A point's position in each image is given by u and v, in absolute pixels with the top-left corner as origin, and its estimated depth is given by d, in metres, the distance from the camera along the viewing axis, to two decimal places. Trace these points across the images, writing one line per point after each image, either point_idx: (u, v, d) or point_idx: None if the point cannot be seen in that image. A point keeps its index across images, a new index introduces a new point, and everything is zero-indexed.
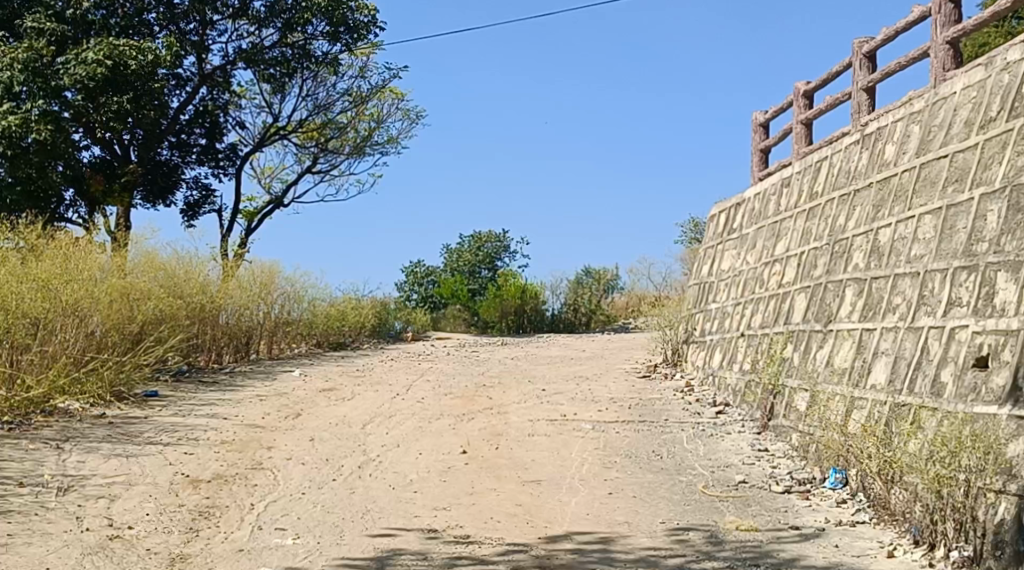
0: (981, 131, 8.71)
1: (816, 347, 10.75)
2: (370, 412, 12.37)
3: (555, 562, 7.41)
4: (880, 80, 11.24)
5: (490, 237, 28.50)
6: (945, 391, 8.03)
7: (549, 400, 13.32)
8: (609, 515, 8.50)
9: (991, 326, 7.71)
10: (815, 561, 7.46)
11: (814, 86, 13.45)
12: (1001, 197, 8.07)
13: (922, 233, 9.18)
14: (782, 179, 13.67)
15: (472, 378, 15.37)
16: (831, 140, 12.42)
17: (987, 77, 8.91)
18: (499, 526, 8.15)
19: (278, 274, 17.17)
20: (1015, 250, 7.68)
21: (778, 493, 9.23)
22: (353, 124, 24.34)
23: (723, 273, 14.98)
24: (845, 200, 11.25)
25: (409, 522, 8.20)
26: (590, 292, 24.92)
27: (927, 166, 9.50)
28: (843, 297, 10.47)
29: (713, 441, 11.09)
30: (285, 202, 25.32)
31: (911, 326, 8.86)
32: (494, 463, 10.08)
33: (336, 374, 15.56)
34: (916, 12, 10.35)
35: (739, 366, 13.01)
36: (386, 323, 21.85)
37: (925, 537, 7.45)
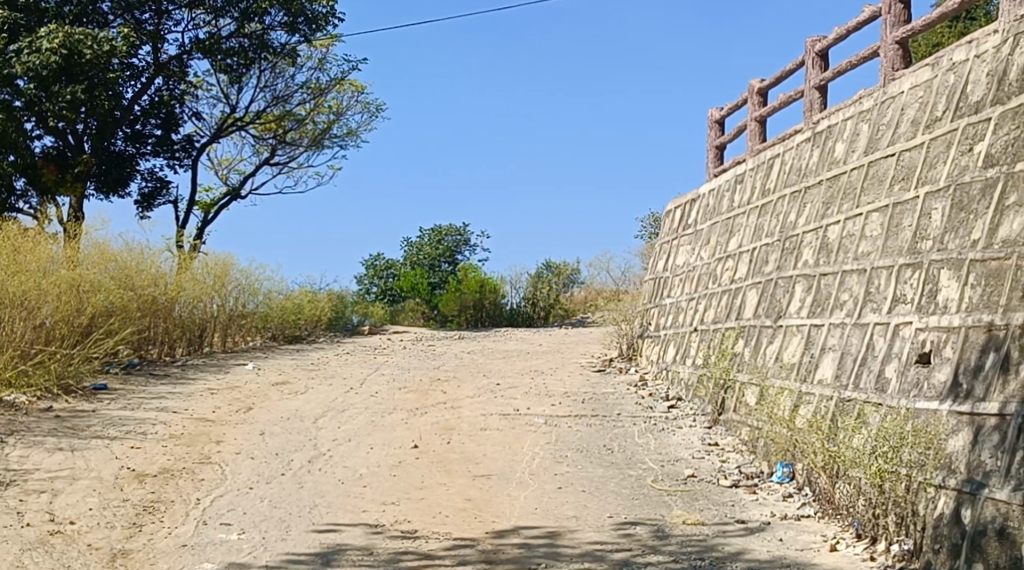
0: (927, 130, 8.83)
1: (766, 342, 10.88)
2: (324, 406, 12.37)
3: (502, 557, 7.45)
4: (832, 78, 11.36)
5: (451, 230, 28.59)
6: (889, 387, 8.14)
7: (503, 394, 13.37)
8: (557, 510, 8.56)
9: (934, 323, 7.81)
10: (759, 555, 7.56)
11: (769, 83, 13.56)
12: (945, 197, 8.19)
13: (870, 231, 9.30)
14: (735, 176, 13.79)
15: (427, 372, 15.38)
16: (784, 137, 12.55)
17: (934, 77, 9.03)
18: (448, 520, 8.19)
19: (232, 266, 17.06)
20: (957, 248, 7.80)
21: (725, 487, 9.34)
22: (311, 117, 24.26)
23: (678, 268, 15.09)
24: (796, 197, 11.38)
25: (356, 517, 8.20)
26: (549, 286, 25.02)
27: (874, 164, 9.62)
28: (793, 293, 10.59)
29: (664, 435, 11.20)
30: (242, 194, 25.12)
31: (858, 321, 8.97)
32: (445, 457, 10.12)
33: (291, 368, 15.48)
34: (867, 12, 10.48)
35: (691, 360, 13.14)
36: (343, 317, 21.70)
37: (867, 531, 7.55)
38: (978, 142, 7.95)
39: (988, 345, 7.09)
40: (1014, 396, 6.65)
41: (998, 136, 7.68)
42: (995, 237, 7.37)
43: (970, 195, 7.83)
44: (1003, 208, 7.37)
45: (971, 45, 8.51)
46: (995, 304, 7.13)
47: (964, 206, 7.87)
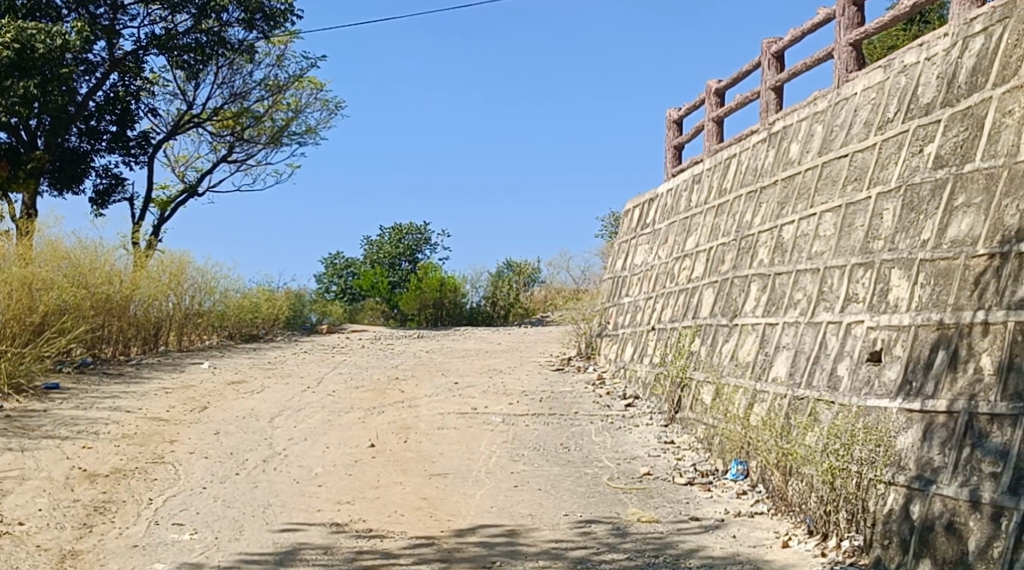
0: (879, 132, 8.93)
1: (722, 341, 10.96)
2: (280, 405, 12.32)
3: (459, 555, 7.46)
4: (787, 79, 11.47)
5: (411, 229, 28.56)
6: (841, 384, 8.23)
7: (461, 393, 13.38)
8: (513, 508, 8.58)
9: (884, 322, 7.90)
10: (713, 551, 7.62)
11: (726, 84, 13.66)
12: (896, 197, 8.29)
13: (823, 230, 9.40)
14: (692, 176, 13.88)
15: (385, 371, 15.35)
16: (740, 138, 12.65)
17: (886, 79, 9.14)
18: (403, 520, 8.18)
19: (188, 264, 16.92)
20: (907, 248, 7.89)
21: (680, 485, 9.40)
22: (269, 114, 24.14)
23: (636, 267, 15.17)
24: (751, 197, 11.47)
25: (311, 517, 8.18)
26: (509, 285, 25.01)
27: (828, 165, 9.72)
28: (748, 292, 10.68)
29: (621, 433, 11.25)
30: (199, 191, 24.92)
31: (811, 320, 9.07)
32: (402, 455, 10.11)
33: (248, 367, 15.39)
34: (822, 14, 10.59)
35: (649, 359, 13.21)
36: (300, 315, 21.57)
37: (818, 527, 7.63)
38: (928, 144, 8.06)
39: (937, 343, 7.17)
40: (962, 394, 6.74)
41: (947, 138, 7.79)
42: (944, 238, 7.47)
43: (920, 195, 7.93)
44: (951, 209, 7.47)
45: (923, 47, 8.61)
46: (944, 303, 7.21)
47: (915, 206, 7.96)
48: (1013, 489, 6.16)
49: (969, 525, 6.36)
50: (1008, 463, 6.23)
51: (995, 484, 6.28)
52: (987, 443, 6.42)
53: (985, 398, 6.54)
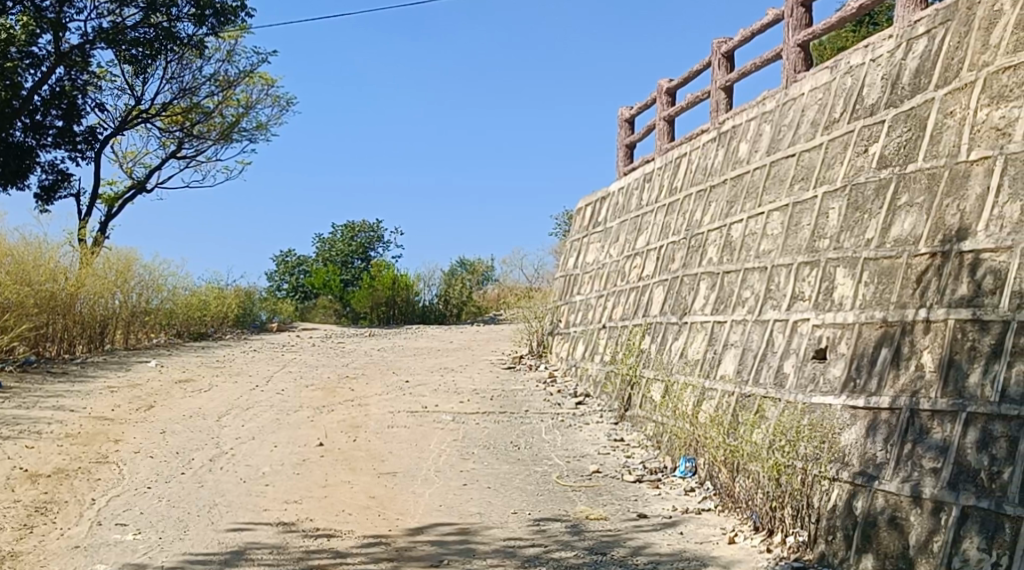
0: (825, 132, 9.03)
1: (672, 339, 11.02)
2: (227, 404, 12.22)
3: (408, 554, 7.44)
4: (737, 79, 11.56)
5: (364, 227, 28.47)
6: (786, 382, 8.30)
7: (412, 391, 13.34)
8: (462, 506, 8.58)
9: (829, 320, 7.98)
10: (660, 548, 7.66)
11: (677, 83, 13.75)
12: (841, 197, 8.38)
13: (771, 229, 9.48)
14: (643, 175, 13.95)
15: (336, 369, 15.28)
16: (690, 137, 12.73)
17: (833, 79, 9.23)
18: (351, 519, 8.14)
19: (135, 261, 16.72)
20: (852, 247, 7.97)
21: (629, 482, 9.44)
22: (220, 110, 23.94)
23: (588, 265, 15.22)
24: (701, 196, 11.55)
25: (258, 516, 8.12)
26: (462, 284, 24.92)
27: (776, 164, 9.81)
28: (697, 291, 10.75)
29: (571, 431, 11.28)
30: (147, 188, 24.65)
31: (758, 318, 9.15)
32: (351, 454, 10.06)
33: (195, 365, 15.25)
34: (771, 15, 10.68)
35: (599, 357, 13.26)
36: (250, 313, 21.37)
37: (764, 523, 7.69)
38: (872, 144, 8.15)
39: (881, 341, 7.25)
40: (904, 391, 6.81)
41: (892, 138, 7.89)
42: (888, 237, 7.55)
43: (865, 195, 8.02)
44: (895, 208, 7.56)
45: (868, 49, 8.71)
46: (887, 301, 7.30)
47: (860, 205, 8.05)
48: (953, 485, 6.24)
49: (910, 520, 6.44)
50: (948, 458, 6.32)
51: (935, 480, 6.36)
52: (928, 439, 6.50)
53: (926, 394, 6.63)
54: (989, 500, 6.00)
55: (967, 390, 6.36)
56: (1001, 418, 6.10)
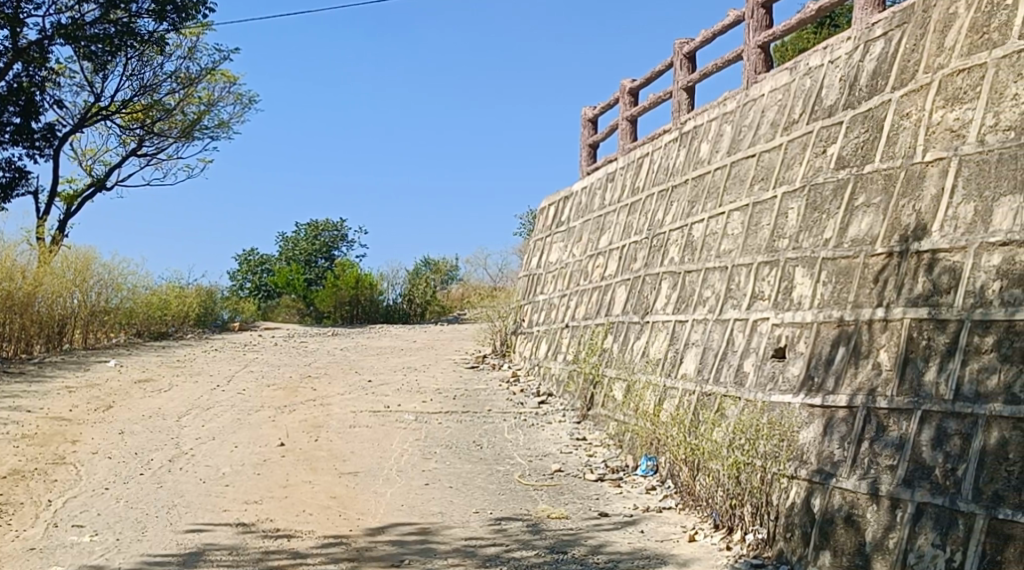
0: (785, 133, 9.10)
1: (633, 338, 11.06)
2: (187, 404, 12.13)
3: (368, 554, 7.43)
4: (699, 79, 11.62)
5: (327, 226, 28.44)
6: (746, 380, 8.35)
7: (375, 391, 13.31)
8: (423, 506, 8.58)
9: (788, 319, 8.04)
10: (620, 547, 7.70)
11: (639, 83, 13.80)
12: (800, 197, 8.45)
13: (731, 229, 9.54)
14: (606, 174, 13.99)
15: (298, 369, 15.22)
16: (652, 138, 12.78)
17: (792, 81, 9.30)
18: (311, 519, 8.11)
19: (94, 259, 16.54)
20: (811, 247, 8.04)
21: (591, 481, 9.47)
22: (181, 107, 23.77)
23: (551, 264, 15.25)
24: (663, 196, 11.61)
25: (217, 517, 8.08)
26: (426, 283, 24.75)
27: (736, 164, 9.88)
28: (659, 290, 10.80)
29: (533, 430, 11.31)
30: (107, 186, 24.42)
31: (719, 318, 9.21)
32: (312, 454, 10.03)
33: (155, 365, 15.16)
34: (732, 16, 10.74)
35: (562, 356, 13.29)
36: (212, 312, 21.19)
37: (724, 521, 7.75)
38: (831, 145, 8.23)
39: (838, 340, 7.31)
40: (862, 389, 6.88)
41: (849, 139, 7.96)
42: (845, 237, 7.62)
43: (823, 195, 8.09)
44: (853, 208, 7.63)
45: (827, 50, 8.79)
46: (844, 300, 7.36)
47: (818, 206, 8.13)
48: (908, 481, 6.31)
49: (867, 517, 6.50)
50: (904, 456, 6.38)
51: (892, 477, 6.42)
52: (885, 437, 6.56)
53: (883, 392, 6.70)
54: (943, 496, 6.06)
55: (923, 388, 6.42)
56: (956, 416, 6.16)
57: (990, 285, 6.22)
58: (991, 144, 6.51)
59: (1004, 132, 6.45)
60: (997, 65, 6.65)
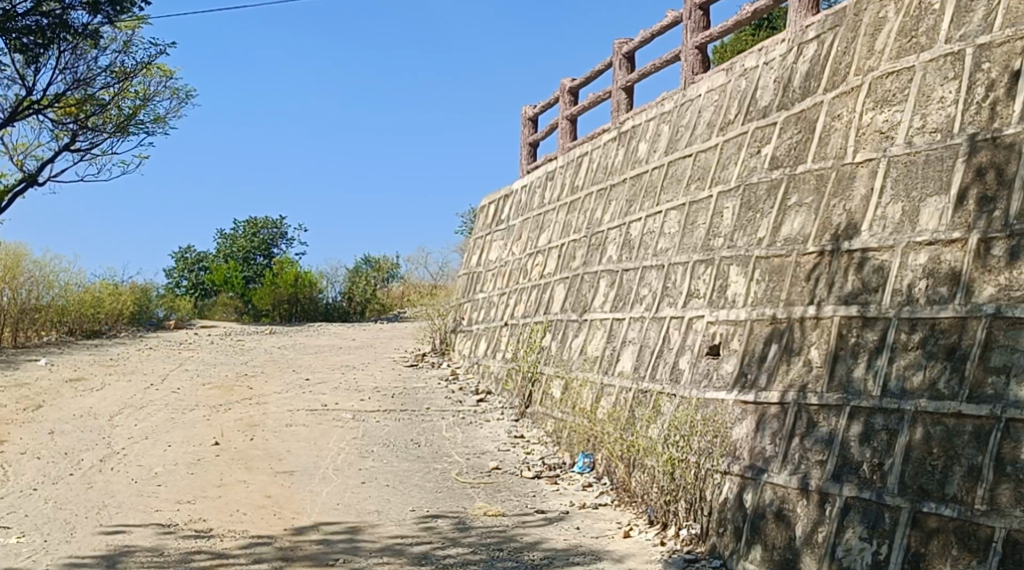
0: (720, 133, 9.19)
1: (572, 336, 11.10)
2: (119, 403, 11.93)
3: (297, 554, 7.39)
4: (638, 79, 11.69)
5: (266, 223, 28.26)
6: (681, 377, 8.42)
7: (312, 390, 13.19)
8: (360, 505, 8.55)
9: (723, 317, 8.12)
10: (555, 543, 7.72)
11: (579, 83, 13.86)
12: (734, 196, 8.54)
13: (668, 228, 9.62)
14: (546, 173, 14.02)
15: (234, 368, 15.05)
16: (592, 137, 12.84)
17: (728, 82, 9.39)
18: (244, 519, 8.05)
19: (25, 256, 16.48)
20: (744, 246, 8.13)
21: (527, 478, 9.50)
22: (115, 101, 23.42)
23: (491, 263, 15.26)
24: (602, 195, 11.66)
25: (148, 517, 7.99)
26: (366, 281, 24.81)
27: (673, 164, 9.96)
28: (597, 288, 10.85)
29: (472, 428, 11.30)
30: (39, 181, 23.98)
31: (655, 315, 9.27)
32: (247, 454, 9.94)
33: (87, 364, 14.91)
34: (670, 17, 10.82)
35: (501, 354, 13.30)
36: (146, 311, 20.84)
37: (658, 517, 7.83)
38: (764, 145, 8.33)
39: (771, 337, 7.40)
40: (793, 385, 6.97)
41: (783, 139, 8.06)
42: (778, 235, 7.72)
43: (757, 195, 8.18)
44: (786, 208, 7.73)
45: (762, 52, 8.90)
46: (777, 298, 7.45)
47: (752, 205, 8.22)
48: (838, 476, 6.40)
49: (797, 511, 6.59)
50: (833, 451, 6.48)
51: (821, 472, 6.51)
52: (815, 432, 6.66)
53: (814, 389, 6.79)
54: (870, 491, 6.16)
55: (852, 384, 6.52)
56: (883, 411, 6.26)
57: (917, 284, 6.33)
58: (919, 145, 6.63)
59: (931, 133, 6.57)
60: (925, 68, 6.77)
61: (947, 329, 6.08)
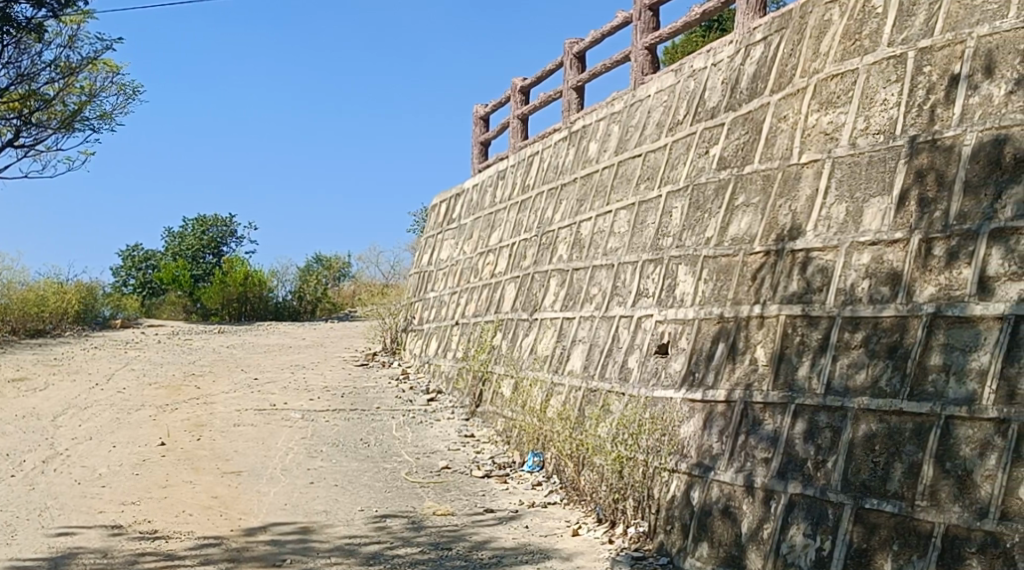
0: (669, 133, 9.25)
1: (522, 335, 11.13)
2: (63, 404, 11.79)
3: (246, 555, 7.34)
4: (588, 79, 11.74)
5: (216, 221, 28.04)
6: (630, 376, 8.46)
7: (260, 389, 13.11)
8: (308, 505, 8.51)
9: (671, 316, 8.17)
10: (505, 542, 7.75)
11: (530, 83, 13.89)
12: (683, 196, 8.61)
13: (618, 227, 9.67)
14: (497, 172, 14.03)
15: (181, 367, 14.93)
16: (542, 136, 12.87)
17: (677, 82, 9.46)
18: (190, 520, 7.99)
19: None
20: (692, 245, 8.19)
21: (477, 477, 9.51)
22: (60, 97, 23.11)
23: (442, 262, 15.24)
24: (552, 194, 11.70)
25: (91, 518, 7.91)
26: (317, 281, 24.78)
27: (623, 164, 10.01)
28: (547, 287, 10.88)
29: (422, 428, 11.30)
30: None
31: (605, 314, 9.32)
32: (193, 454, 9.86)
33: (30, 364, 14.70)
34: (621, 18, 10.88)
35: (452, 353, 13.30)
36: (91, 310, 20.55)
37: (607, 515, 7.88)
38: (712, 146, 8.40)
39: (718, 336, 7.46)
40: (739, 383, 7.04)
41: (731, 140, 8.14)
42: (726, 235, 7.79)
43: (705, 195, 8.25)
44: (733, 208, 7.80)
45: (710, 53, 8.97)
46: (724, 298, 7.52)
47: (700, 205, 8.29)
48: (782, 473, 6.47)
49: (743, 508, 6.66)
50: (778, 449, 6.55)
51: (767, 469, 6.59)
52: (761, 430, 6.73)
53: (759, 387, 6.86)
54: (814, 488, 6.23)
55: (796, 382, 6.60)
56: (827, 409, 6.34)
57: (859, 284, 6.41)
58: (862, 147, 6.72)
59: (874, 135, 6.66)
60: (868, 70, 6.87)
61: (889, 328, 6.17)
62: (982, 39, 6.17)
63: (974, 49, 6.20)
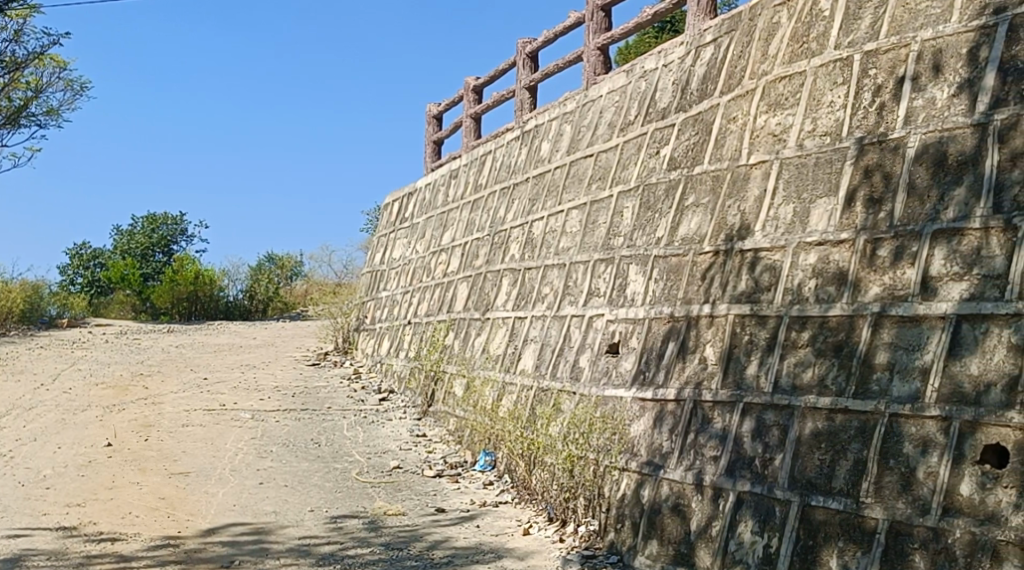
0: (621, 133, 9.30)
1: (474, 334, 11.13)
2: (8, 404, 11.62)
3: (198, 556, 7.28)
4: (540, 79, 11.77)
5: (166, 219, 27.74)
6: (581, 375, 8.50)
7: (210, 389, 13.01)
8: (257, 505, 8.47)
9: (622, 315, 8.21)
10: (456, 542, 7.75)
11: (483, 82, 13.90)
12: (634, 196, 8.66)
13: (570, 227, 9.70)
14: (449, 171, 14.02)
15: (130, 367, 14.77)
16: (495, 136, 12.88)
17: (628, 83, 9.51)
18: (137, 521, 7.91)
19: None
20: (643, 245, 8.24)
21: (429, 477, 9.50)
22: (5, 93, 22.81)
23: (394, 261, 15.20)
24: (505, 194, 11.71)
25: (36, 521, 7.81)
26: (268, 279, 24.51)
27: (575, 164, 10.05)
28: (499, 287, 10.90)
29: (373, 427, 11.27)
30: None
31: (557, 313, 9.34)
32: (140, 455, 9.77)
33: None
34: (573, 18, 10.91)
35: (404, 353, 13.27)
36: (37, 309, 20.24)
37: (558, 514, 7.92)
38: (663, 146, 8.45)
39: (669, 335, 7.50)
40: (688, 382, 7.09)
41: (681, 141, 8.20)
42: (676, 235, 7.84)
43: (656, 195, 8.30)
44: (683, 208, 7.86)
45: (661, 54, 9.02)
46: (674, 297, 7.57)
47: (651, 205, 8.34)
48: (730, 471, 6.53)
49: (692, 506, 6.71)
50: (726, 447, 6.61)
51: (715, 467, 6.64)
52: (710, 428, 6.79)
53: (708, 386, 6.92)
54: (762, 486, 6.30)
55: (745, 381, 6.66)
56: (774, 407, 6.40)
57: (806, 283, 6.49)
58: (809, 148, 6.80)
59: (821, 136, 6.74)
60: (815, 73, 6.95)
61: (835, 327, 6.24)
62: (926, 42, 6.26)
63: (919, 53, 6.30)
